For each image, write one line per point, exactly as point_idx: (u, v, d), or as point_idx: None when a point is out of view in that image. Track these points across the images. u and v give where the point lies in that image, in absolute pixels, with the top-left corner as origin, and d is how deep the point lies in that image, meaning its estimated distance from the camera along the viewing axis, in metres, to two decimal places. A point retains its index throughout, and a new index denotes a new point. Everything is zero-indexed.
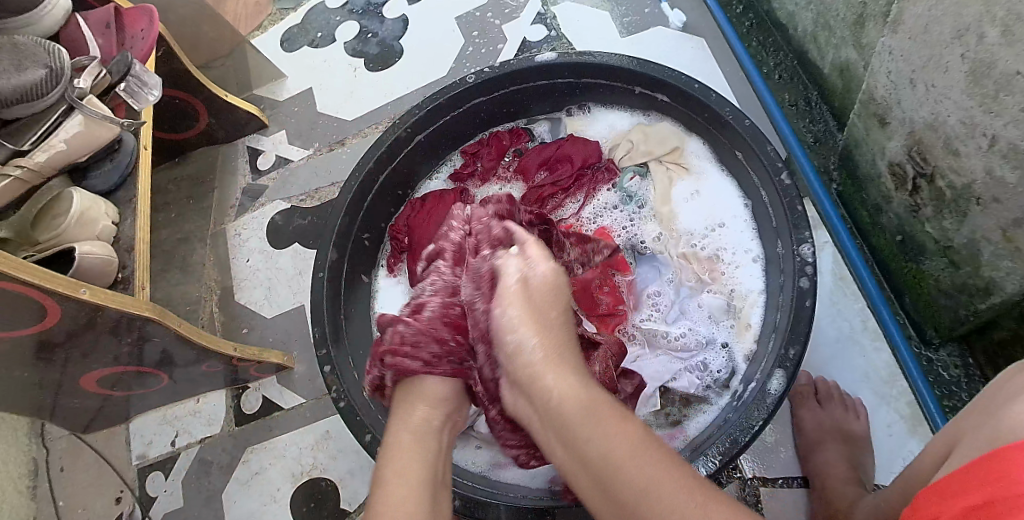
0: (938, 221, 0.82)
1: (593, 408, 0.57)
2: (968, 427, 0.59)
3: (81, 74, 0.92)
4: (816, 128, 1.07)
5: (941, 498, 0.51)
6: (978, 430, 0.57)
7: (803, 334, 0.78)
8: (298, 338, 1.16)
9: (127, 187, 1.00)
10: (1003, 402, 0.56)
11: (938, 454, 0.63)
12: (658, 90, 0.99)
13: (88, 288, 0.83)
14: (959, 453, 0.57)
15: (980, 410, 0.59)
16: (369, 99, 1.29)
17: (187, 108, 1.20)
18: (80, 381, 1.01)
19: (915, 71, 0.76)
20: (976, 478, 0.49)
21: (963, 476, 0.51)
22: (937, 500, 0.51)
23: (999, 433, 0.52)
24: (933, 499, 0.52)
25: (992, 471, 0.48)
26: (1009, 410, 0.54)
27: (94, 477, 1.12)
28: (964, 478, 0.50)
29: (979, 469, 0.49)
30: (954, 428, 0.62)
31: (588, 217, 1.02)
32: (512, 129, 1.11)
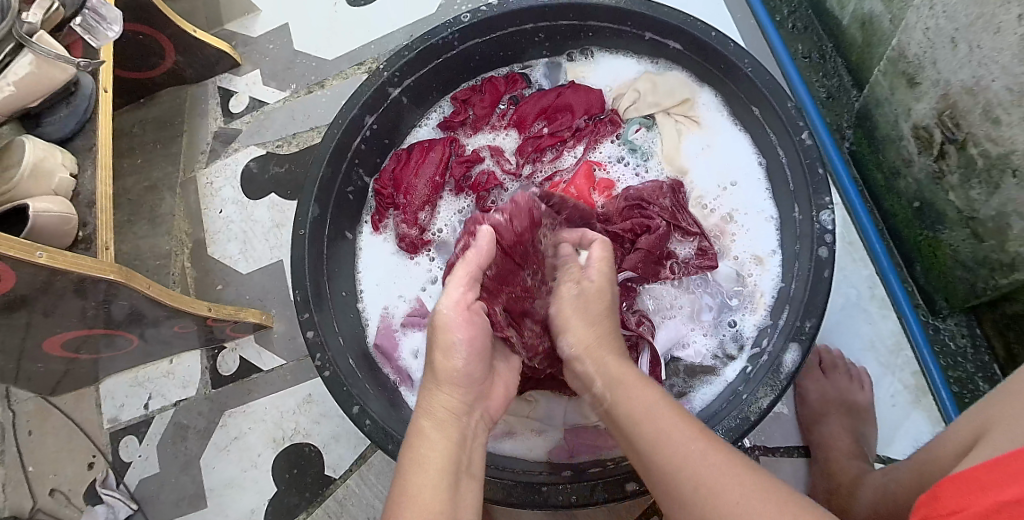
0: (965, 189, 0.78)
1: (690, 440, 0.55)
2: (997, 418, 0.57)
3: (31, 8, 0.81)
4: (829, 82, 1.02)
5: (973, 491, 0.48)
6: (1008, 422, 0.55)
7: (820, 306, 0.74)
8: (277, 296, 1.09)
9: (87, 134, 0.90)
10: None
11: (961, 439, 0.61)
12: (670, 37, 0.91)
13: (45, 250, 0.76)
14: (984, 447, 0.55)
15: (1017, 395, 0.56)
16: (350, 38, 1.18)
17: (150, 44, 1.09)
18: (44, 344, 0.93)
19: (959, 30, 0.70)
20: (1011, 474, 0.47)
21: (989, 468, 0.49)
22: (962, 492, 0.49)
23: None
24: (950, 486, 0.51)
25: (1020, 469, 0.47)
26: None
27: (64, 441, 1.07)
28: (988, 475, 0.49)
29: (1007, 463, 0.48)
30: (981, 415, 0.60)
31: (571, 163, 0.96)
32: (508, 75, 1.01)
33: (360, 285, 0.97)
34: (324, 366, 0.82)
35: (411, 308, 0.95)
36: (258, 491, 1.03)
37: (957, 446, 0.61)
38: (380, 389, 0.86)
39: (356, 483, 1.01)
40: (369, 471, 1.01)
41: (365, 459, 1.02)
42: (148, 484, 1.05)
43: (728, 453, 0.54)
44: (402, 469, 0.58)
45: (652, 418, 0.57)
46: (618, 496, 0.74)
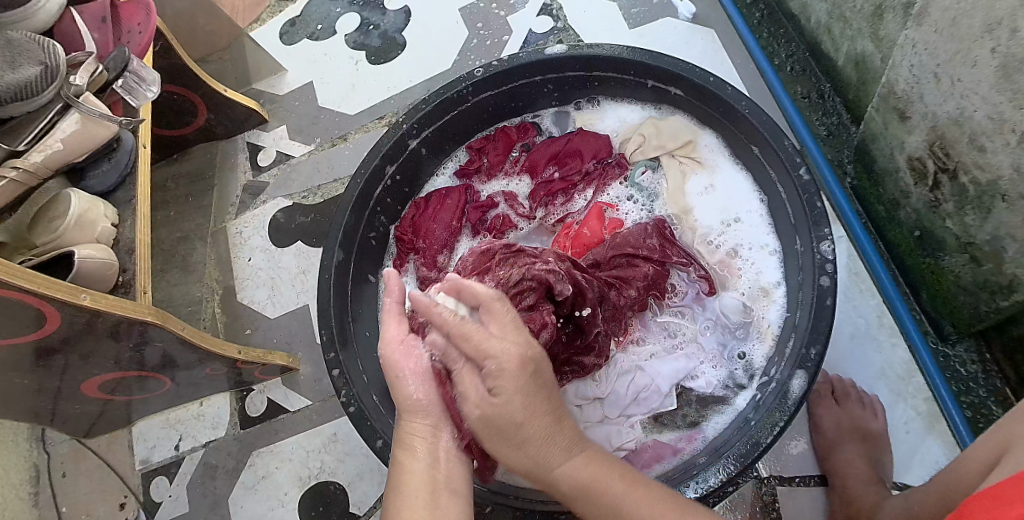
0: (960, 216, 0.80)
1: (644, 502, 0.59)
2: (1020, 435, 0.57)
3: (77, 71, 0.89)
4: (828, 120, 1.06)
5: (996, 506, 0.48)
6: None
7: (824, 332, 0.76)
8: (303, 338, 1.14)
9: (126, 187, 0.97)
10: None
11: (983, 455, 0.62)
12: (671, 83, 0.96)
13: (89, 292, 0.81)
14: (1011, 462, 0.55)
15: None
16: (371, 93, 1.26)
17: (185, 103, 1.17)
18: (81, 387, 0.97)
19: (940, 65, 0.74)
20: None
21: (1015, 482, 0.49)
22: (990, 507, 0.49)
23: None
24: (981, 503, 0.50)
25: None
26: None
27: (97, 483, 1.10)
28: (1014, 488, 0.49)
29: None
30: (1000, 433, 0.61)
31: (581, 206, 1.01)
32: (520, 124, 1.06)
33: None
34: (350, 402, 0.84)
35: None
36: None
37: (981, 463, 0.62)
38: None
39: None
40: None
41: None
42: None
43: (638, 483, 0.61)
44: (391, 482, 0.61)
45: (621, 492, 0.60)
46: None
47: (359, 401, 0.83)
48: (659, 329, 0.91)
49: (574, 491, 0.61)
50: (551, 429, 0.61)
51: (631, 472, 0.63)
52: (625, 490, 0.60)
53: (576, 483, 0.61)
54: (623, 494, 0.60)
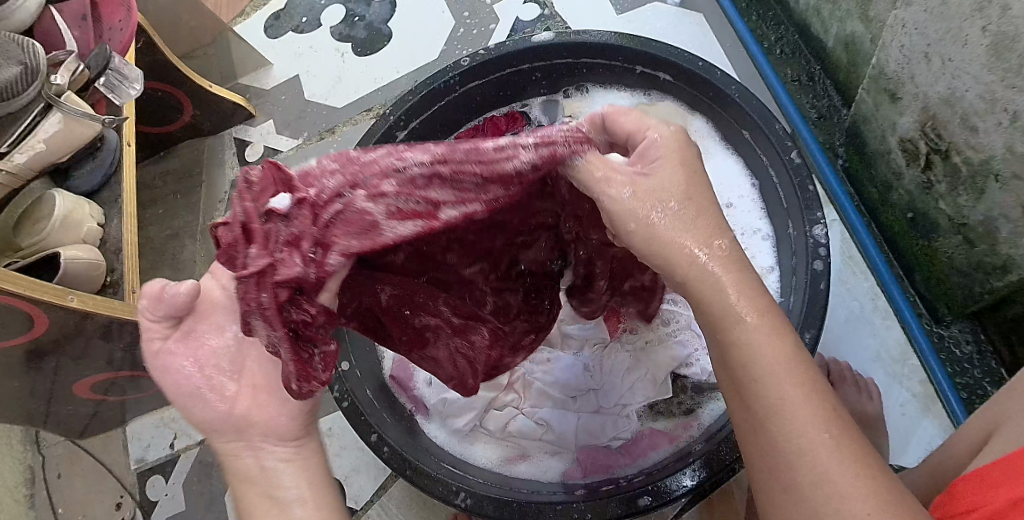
0: (953, 197, 0.80)
1: (809, 419, 0.51)
2: (1009, 412, 0.57)
3: (58, 71, 0.87)
4: (819, 103, 1.06)
5: (985, 489, 0.48)
6: (1019, 417, 0.55)
7: (819, 317, 0.76)
8: None
9: (112, 186, 0.96)
10: None
11: (975, 435, 0.61)
12: (660, 69, 0.95)
13: (76, 295, 0.80)
14: (998, 441, 0.55)
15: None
16: (358, 86, 1.24)
17: (169, 100, 1.16)
18: (73, 388, 0.97)
19: (931, 45, 0.73)
20: (1016, 470, 0.47)
21: (1001, 463, 0.49)
22: (979, 488, 0.49)
23: None
24: (969, 485, 0.50)
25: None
26: None
27: (92, 484, 1.09)
28: (1004, 468, 0.48)
29: (1018, 459, 0.47)
30: (990, 412, 0.60)
31: None
32: (508, 113, 1.05)
33: None
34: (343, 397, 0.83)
35: None
36: None
37: (971, 443, 0.62)
38: (396, 415, 0.87)
39: (378, 514, 1.02)
40: (390, 502, 1.02)
41: (385, 490, 1.04)
42: None
43: (827, 405, 0.52)
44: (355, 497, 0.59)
45: (803, 426, 0.50)
46: (629, 511, 0.74)
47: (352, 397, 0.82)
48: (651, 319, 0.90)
49: (742, 381, 0.54)
50: (785, 360, 0.53)
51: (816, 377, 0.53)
52: (800, 402, 0.51)
53: (748, 385, 0.53)
54: (789, 399, 0.51)
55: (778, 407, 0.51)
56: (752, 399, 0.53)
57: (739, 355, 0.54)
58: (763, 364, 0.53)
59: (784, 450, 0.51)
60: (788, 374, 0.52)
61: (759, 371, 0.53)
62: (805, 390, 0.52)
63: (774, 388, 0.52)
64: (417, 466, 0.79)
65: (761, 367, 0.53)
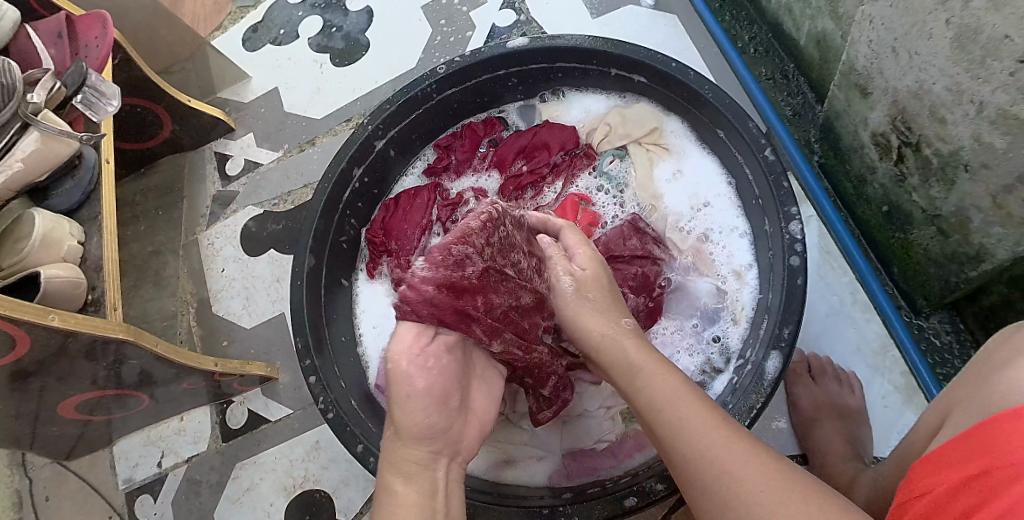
0: (925, 189, 0.81)
1: (692, 414, 0.58)
2: (959, 398, 0.57)
3: (34, 89, 0.88)
4: (794, 100, 1.07)
5: (939, 472, 0.48)
6: (965, 400, 0.55)
7: (796, 312, 0.76)
8: (280, 347, 1.13)
9: (90, 204, 0.96)
10: (995, 367, 0.53)
11: (930, 425, 0.61)
12: (635, 71, 0.96)
13: (57, 313, 0.80)
14: (948, 426, 0.55)
15: (973, 377, 0.56)
16: (337, 96, 1.25)
17: (148, 116, 1.15)
18: (58, 409, 0.96)
19: (897, 40, 0.74)
20: (968, 450, 0.47)
21: (953, 445, 0.49)
22: (933, 472, 0.49)
23: (990, 398, 0.51)
24: (925, 471, 0.50)
25: (973, 446, 0.47)
26: (1003, 374, 0.52)
27: (80, 505, 1.08)
28: (957, 449, 0.48)
29: (969, 440, 0.48)
30: (944, 399, 0.60)
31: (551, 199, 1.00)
32: (485, 120, 1.06)
33: (358, 327, 0.99)
34: (327, 408, 0.83)
35: None
36: None
37: (926, 432, 0.62)
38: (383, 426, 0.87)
39: None
40: None
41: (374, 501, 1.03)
42: None
43: (720, 417, 0.58)
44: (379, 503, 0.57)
45: (702, 428, 0.57)
46: (616, 512, 0.74)
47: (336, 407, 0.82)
48: None
49: (653, 405, 0.61)
50: (679, 390, 0.60)
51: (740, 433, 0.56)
52: (690, 407, 0.59)
53: (664, 408, 0.60)
54: (704, 426, 0.57)
55: (700, 453, 0.55)
56: (660, 416, 0.59)
57: (669, 417, 0.58)
58: (653, 379, 0.62)
59: (718, 470, 0.54)
60: (668, 382, 0.61)
61: (658, 393, 0.61)
62: (740, 446, 0.55)
63: (660, 397, 0.60)
64: None
65: (658, 396, 0.60)
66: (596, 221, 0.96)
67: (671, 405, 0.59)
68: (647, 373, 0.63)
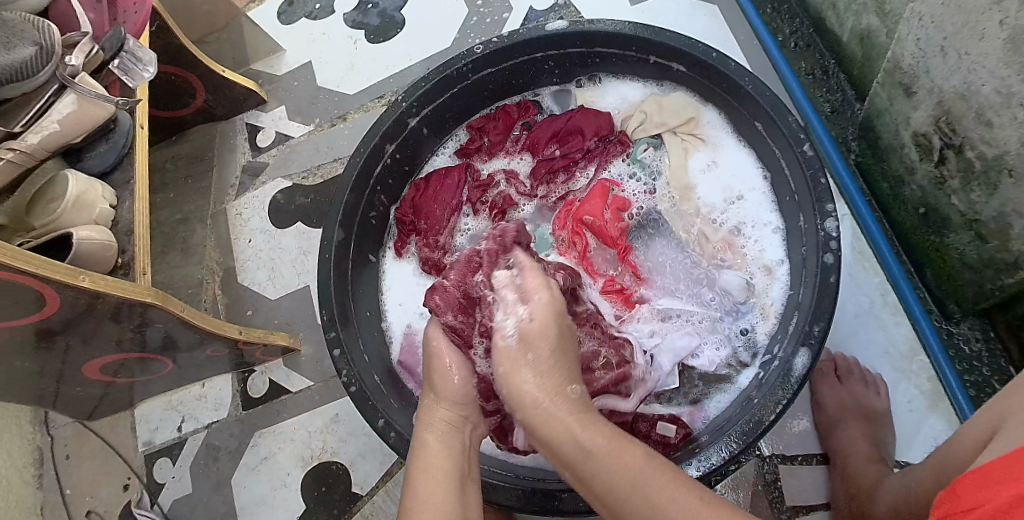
0: (965, 193, 0.79)
1: (603, 453, 0.56)
2: (1016, 410, 0.56)
3: (72, 52, 0.87)
4: (833, 97, 1.05)
5: (989, 484, 0.48)
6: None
7: (828, 310, 0.75)
8: (303, 320, 1.13)
9: (124, 168, 0.97)
10: None
11: (978, 436, 0.61)
12: (674, 60, 0.95)
13: (88, 274, 0.80)
14: (1003, 437, 0.55)
15: None
16: (369, 73, 1.25)
17: (181, 83, 1.16)
18: (83, 368, 0.97)
19: (947, 39, 0.73)
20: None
21: (1009, 459, 0.49)
22: (984, 483, 0.48)
23: None
24: (975, 481, 0.49)
25: None
26: None
27: (100, 465, 1.10)
28: (1013, 462, 0.48)
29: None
30: (997, 408, 0.60)
31: (582, 184, 1.00)
32: (520, 102, 1.05)
33: (383, 303, 0.99)
34: (351, 382, 0.83)
35: None
36: (287, 510, 1.05)
37: (977, 438, 0.61)
38: (406, 403, 0.88)
39: (383, 500, 1.03)
40: (395, 488, 1.03)
41: (391, 476, 1.04)
42: (180, 504, 1.07)
43: (635, 451, 0.56)
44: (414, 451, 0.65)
45: (618, 467, 0.55)
46: None
47: (361, 381, 0.83)
48: (656, 314, 0.90)
49: (552, 439, 0.59)
50: (584, 416, 0.59)
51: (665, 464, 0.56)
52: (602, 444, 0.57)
53: (551, 441, 0.59)
54: (630, 466, 0.55)
55: (642, 497, 0.54)
56: (577, 462, 0.57)
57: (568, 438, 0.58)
58: (544, 415, 0.60)
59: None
60: (558, 413, 0.59)
61: (534, 418, 0.60)
62: (678, 484, 0.54)
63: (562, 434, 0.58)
64: None
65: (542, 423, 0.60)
66: (627, 210, 0.95)
67: (576, 438, 0.58)
68: (555, 388, 0.61)
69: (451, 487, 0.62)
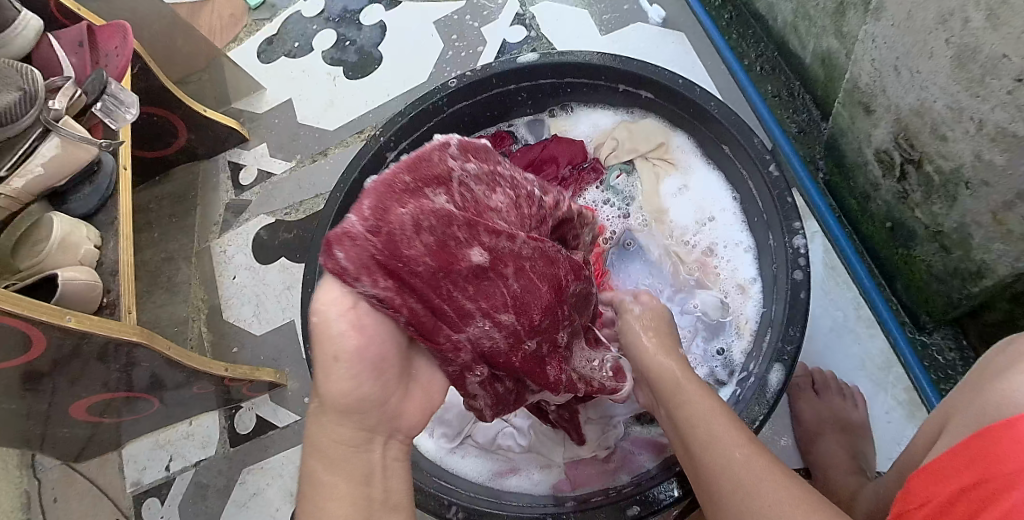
0: (928, 205, 0.82)
1: (715, 422, 0.65)
2: (957, 407, 0.57)
3: (55, 96, 0.90)
4: (800, 117, 1.08)
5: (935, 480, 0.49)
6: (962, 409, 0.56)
7: (799, 326, 0.77)
8: (290, 354, 1.14)
9: (108, 210, 0.98)
10: (991, 375, 0.54)
11: (926, 436, 0.62)
12: (642, 87, 0.98)
13: (73, 314, 0.81)
14: (947, 434, 0.56)
15: (969, 386, 0.57)
16: (349, 108, 1.27)
17: (164, 125, 1.18)
18: (69, 409, 0.97)
19: (899, 58, 0.76)
20: (966, 457, 0.48)
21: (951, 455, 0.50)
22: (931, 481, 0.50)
23: (987, 408, 0.51)
24: (923, 480, 0.50)
25: (972, 453, 0.48)
26: (996, 384, 0.53)
27: (88, 507, 1.09)
28: (956, 457, 0.49)
29: (966, 449, 0.49)
30: (943, 409, 0.61)
31: None
32: (495, 133, 1.08)
33: None
34: None
35: None
36: None
37: (925, 441, 0.62)
38: None
39: None
40: None
41: None
42: None
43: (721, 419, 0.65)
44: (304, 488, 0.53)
45: (717, 435, 0.64)
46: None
47: None
48: None
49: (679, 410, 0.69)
50: (711, 403, 0.67)
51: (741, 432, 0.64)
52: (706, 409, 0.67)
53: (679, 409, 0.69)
54: (716, 432, 0.64)
55: (717, 461, 0.62)
56: (691, 427, 0.66)
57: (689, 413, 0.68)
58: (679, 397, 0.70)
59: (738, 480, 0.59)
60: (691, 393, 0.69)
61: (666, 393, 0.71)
62: (755, 451, 0.61)
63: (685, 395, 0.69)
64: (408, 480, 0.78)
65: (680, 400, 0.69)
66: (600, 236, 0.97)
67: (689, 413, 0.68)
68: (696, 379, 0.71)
69: (358, 508, 0.51)
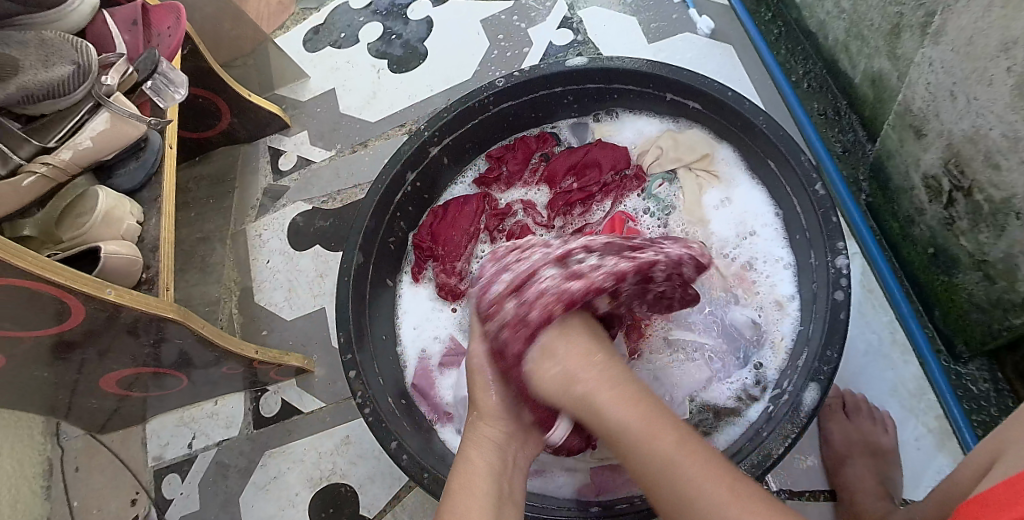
0: (974, 234, 0.81)
1: (666, 440, 0.62)
2: (1014, 442, 0.57)
3: (108, 72, 0.90)
4: (845, 137, 1.07)
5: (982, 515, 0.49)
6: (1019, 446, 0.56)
7: (838, 346, 0.76)
8: (318, 341, 1.15)
9: (152, 186, 0.99)
10: None
11: (977, 468, 0.62)
12: (689, 97, 0.98)
13: (114, 288, 0.82)
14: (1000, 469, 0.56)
15: None
16: (391, 101, 1.28)
17: (208, 106, 1.20)
18: (99, 381, 0.99)
19: (956, 84, 0.75)
20: (1018, 495, 0.48)
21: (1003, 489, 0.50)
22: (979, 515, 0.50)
23: None
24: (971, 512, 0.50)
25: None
26: None
27: (108, 478, 1.11)
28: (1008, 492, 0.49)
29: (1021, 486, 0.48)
30: (995, 442, 0.61)
31: (599, 215, 1.02)
32: (539, 134, 1.08)
33: (399, 327, 1.01)
34: (365, 403, 0.84)
35: (446, 347, 0.98)
36: None
37: (976, 469, 0.62)
38: (419, 426, 0.89)
39: None
40: (403, 511, 1.03)
41: (398, 499, 1.05)
42: None
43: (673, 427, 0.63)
44: (454, 481, 0.68)
45: (680, 460, 0.60)
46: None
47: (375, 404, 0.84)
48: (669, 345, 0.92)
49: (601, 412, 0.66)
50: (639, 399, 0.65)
51: (693, 440, 0.62)
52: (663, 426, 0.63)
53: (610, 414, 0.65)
54: (679, 453, 0.61)
55: (683, 482, 0.59)
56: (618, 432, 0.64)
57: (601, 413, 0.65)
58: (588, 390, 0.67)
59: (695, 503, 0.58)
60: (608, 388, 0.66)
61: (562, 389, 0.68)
62: (711, 470, 0.59)
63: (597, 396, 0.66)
64: (436, 474, 0.79)
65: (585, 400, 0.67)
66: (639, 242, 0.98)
67: (607, 407, 0.65)
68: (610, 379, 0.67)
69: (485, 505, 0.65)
